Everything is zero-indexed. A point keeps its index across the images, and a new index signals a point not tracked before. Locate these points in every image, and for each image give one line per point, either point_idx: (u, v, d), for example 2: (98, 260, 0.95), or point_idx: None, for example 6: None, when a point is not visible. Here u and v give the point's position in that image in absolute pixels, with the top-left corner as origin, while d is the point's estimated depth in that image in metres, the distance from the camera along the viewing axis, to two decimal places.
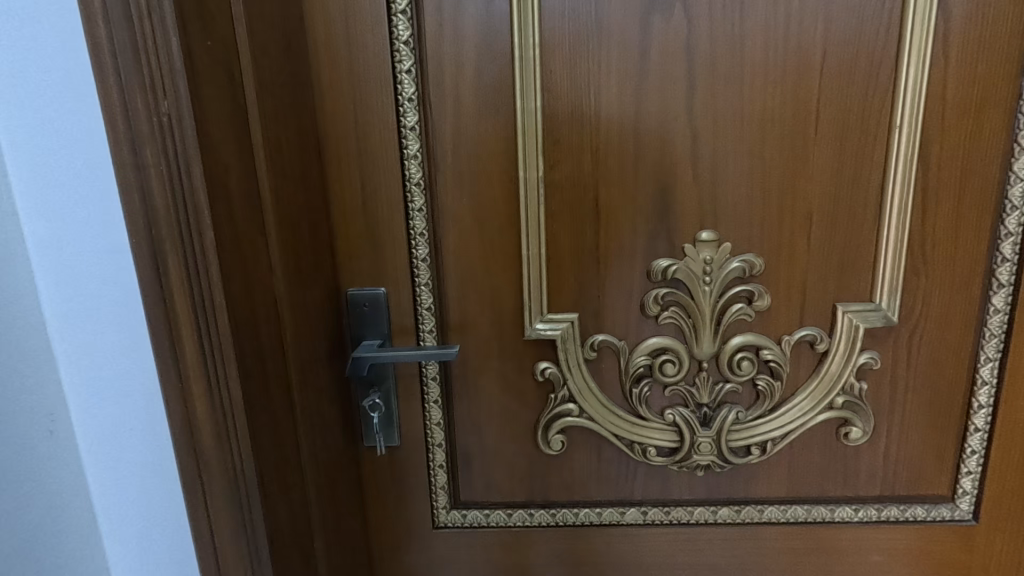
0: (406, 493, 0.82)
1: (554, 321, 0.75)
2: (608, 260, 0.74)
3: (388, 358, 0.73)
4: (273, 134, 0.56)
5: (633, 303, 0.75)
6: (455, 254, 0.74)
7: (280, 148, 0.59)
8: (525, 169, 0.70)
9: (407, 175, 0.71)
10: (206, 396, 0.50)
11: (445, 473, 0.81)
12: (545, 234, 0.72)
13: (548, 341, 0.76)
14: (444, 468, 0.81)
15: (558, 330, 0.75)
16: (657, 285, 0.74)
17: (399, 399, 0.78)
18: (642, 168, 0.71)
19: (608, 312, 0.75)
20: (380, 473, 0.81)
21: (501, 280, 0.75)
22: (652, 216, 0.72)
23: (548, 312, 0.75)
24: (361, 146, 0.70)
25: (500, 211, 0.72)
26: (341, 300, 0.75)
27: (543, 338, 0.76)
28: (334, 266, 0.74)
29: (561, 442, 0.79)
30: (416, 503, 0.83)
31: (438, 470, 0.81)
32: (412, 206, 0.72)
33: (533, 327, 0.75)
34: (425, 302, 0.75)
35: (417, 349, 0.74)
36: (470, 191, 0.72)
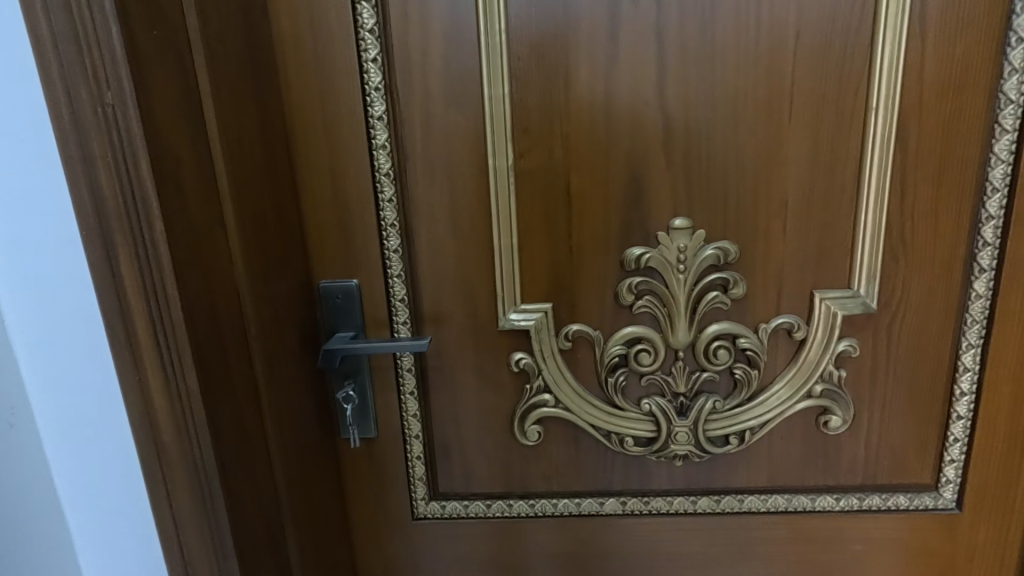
0: (384, 485, 0.82)
1: (527, 311, 0.75)
2: (581, 249, 0.73)
3: (360, 351, 0.73)
4: (232, 126, 0.56)
5: (607, 293, 0.74)
6: (427, 245, 0.74)
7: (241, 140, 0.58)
8: (494, 158, 0.70)
9: (377, 166, 0.70)
10: (164, 388, 0.50)
11: (423, 464, 0.81)
12: (516, 224, 0.72)
13: (523, 332, 0.76)
14: (422, 459, 0.81)
15: (532, 320, 0.75)
16: (631, 274, 0.73)
17: (374, 391, 0.78)
18: (613, 156, 0.70)
19: (582, 302, 0.75)
20: (358, 465, 0.82)
21: (474, 271, 0.74)
22: (625, 204, 0.71)
23: (521, 302, 0.75)
24: (330, 137, 0.70)
25: (471, 201, 0.72)
26: (314, 293, 0.75)
27: (517, 329, 0.75)
28: (305, 259, 0.74)
29: (538, 433, 0.79)
30: (395, 495, 0.83)
31: (416, 462, 0.81)
32: (382, 197, 0.71)
33: (506, 317, 0.75)
34: (398, 294, 0.75)
35: (390, 341, 0.73)
36: (440, 182, 0.71)
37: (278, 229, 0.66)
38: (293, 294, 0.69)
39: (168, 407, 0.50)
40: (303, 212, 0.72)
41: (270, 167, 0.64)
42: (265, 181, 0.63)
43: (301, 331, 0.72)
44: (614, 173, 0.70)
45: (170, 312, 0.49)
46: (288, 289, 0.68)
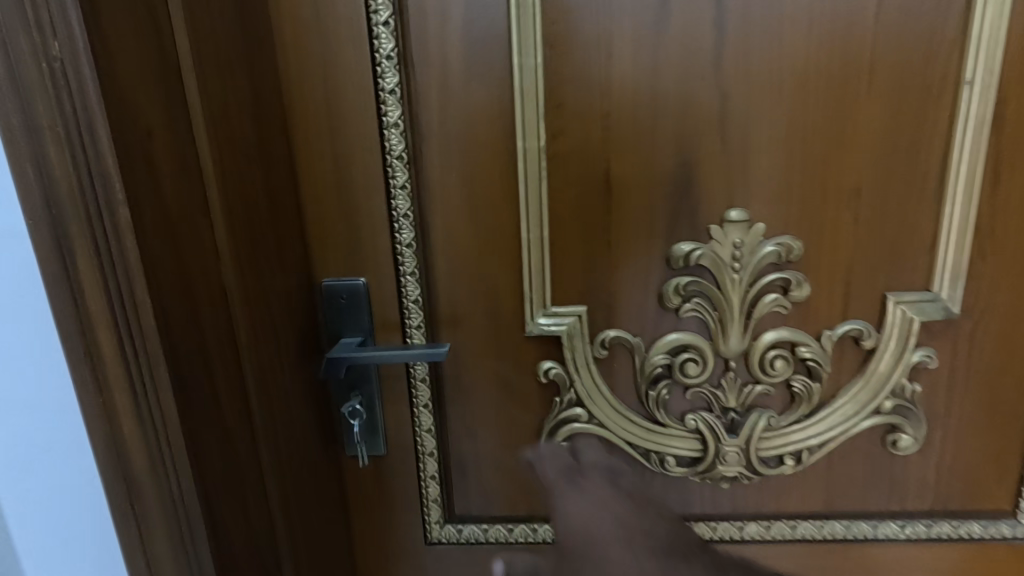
0: (393, 507, 0.74)
1: (558, 315, 0.66)
2: (620, 245, 0.64)
3: (370, 359, 0.64)
4: (217, 96, 0.48)
5: (648, 295, 0.65)
6: (444, 240, 0.65)
7: (226, 113, 0.49)
8: (524, 139, 0.60)
9: (387, 147, 0.61)
10: (133, 412, 0.41)
11: (437, 485, 0.72)
12: (547, 216, 0.63)
13: (552, 338, 0.67)
14: (436, 479, 0.72)
15: (564, 325, 0.66)
16: (677, 273, 0.64)
17: (384, 404, 0.69)
18: (660, 137, 0.61)
19: (620, 304, 0.66)
20: (365, 486, 0.73)
21: (498, 269, 0.65)
22: (672, 193, 0.62)
23: (551, 305, 0.66)
24: (333, 114, 0.61)
25: (495, 188, 0.63)
26: (315, 293, 0.66)
27: (547, 335, 0.66)
28: (305, 255, 0.65)
29: None
30: (406, 518, 0.74)
31: (430, 482, 0.72)
32: (393, 182, 0.62)
33: (535, 322, 0.66)
34: (411, 295, 0.66)
35: (402, 349, 0.65)
36: (460, 166, 0.62)
37: (273, 221, 0.57)
38: (290, 295, 0.60)
39: (138, 435, 0.42)
40: (303, 201, 0.63)
41: (263, 148, 0.55)
42: (257, 164, 0.54)
43: (300, 336, 0.63)
44: (661, 158, 0.61)
45: (140, 320, 0.40)
46: (284, 289, 0.59)
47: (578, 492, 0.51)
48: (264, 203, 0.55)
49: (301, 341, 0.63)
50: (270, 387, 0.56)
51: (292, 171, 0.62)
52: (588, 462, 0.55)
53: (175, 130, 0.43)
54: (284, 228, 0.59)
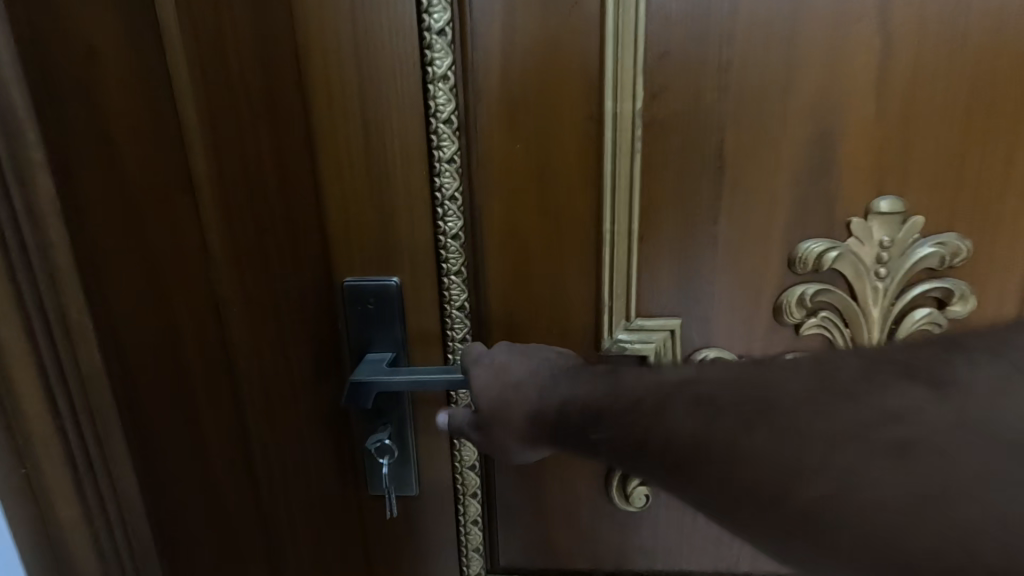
0: (424, 556, 0.60)
1: (644, 329, 0.52)
2: (729, 241, 0.50)
3: (406, 385, 0.49)
4: (206, 25, 0.34)
5: (761, 305, 0.51)
6: (500, 231, 0.50)
7: (220, 49, 0.36)
8: (613, 99, 0.46)
9: (431, 107, 0.47)
10: (71, 485, 0.27)
11: (481, 532, 0.58)
12: (636, 202, 0.48)
13: (634, 358, 0.53)
14: (479, 525, 0.58)
15: (652, 342, 0.52)
16: (800, 279, 0.50)
17: (417, 434, 0.55)
18: (794, 99, 0.46)
19: (722, 317, 0.52)
20: (390, 531, 0.59)
21: (567, 270, 0.51)
22: (806, 174, 0.48)
23: (636, 317, 0.52)
24: (363, 63, 0.46)
25: (570, 165, 0.48)
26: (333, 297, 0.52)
27: (628, 354, 0.52)
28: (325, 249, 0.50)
29: (645, 496, 0.57)
30: (440, 569, 0.61)
31: (471, 528, 0.58)
32: (438, 155, 0.48)
33: (614, 337, 0.52)
34: (455, 300, 0.51)
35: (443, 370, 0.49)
36: (527, 136, 0.48)
37: (280, 203, 0.43)
38: (303, 302, 0.47)
39: (81, 525, 0.27)
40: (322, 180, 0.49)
41: (270, 105, 0.41)
42: (260, 127, 0.40)
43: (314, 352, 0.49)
44: (795, 127, 0.46)
45: (76, 349, 0.26)
46: (294, 296, 0.45)
47: (474, 356, 0.45)
48: (268, 179, 0.41)
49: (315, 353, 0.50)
50: (272, 423, 0.43)
51: (308, 138, 0.47)
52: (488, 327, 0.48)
53: (139, 67, 0.30)
54: (295, 212, 0.45)
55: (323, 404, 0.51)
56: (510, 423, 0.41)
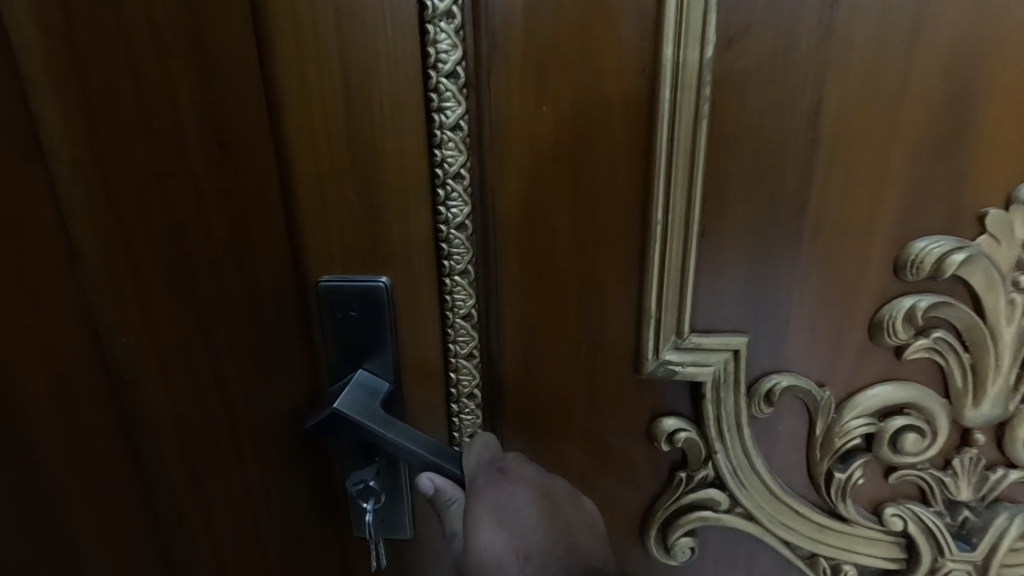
0: None
1: (700, 350, 0.40)
2: (817, 237, 0.38)
3: (396, 446, 0.39)
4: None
5: (853, 319, 0.40)
6: (518, 221, 0.39)
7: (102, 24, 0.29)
8: (675, 44, 0.34)
9: (432, 56, 0.36)
10: None
11: None
12: (699, 185, 0.37)
13: (685, 383, 0.42)
14: None
15: (710, 365, 0.40)
16: (908, 288, 0.39)
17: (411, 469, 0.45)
18: (924, 47, 0.34)
19: (800, 334, 0.41)
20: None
21: (603, 272, 0.40)
22: (928, 150, 0.36)
23: (691, 333, 0.40)
24: None
25: (613, 137, 0.37)
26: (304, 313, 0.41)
27: (678, 379, 0.41)
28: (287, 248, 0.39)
29: (690, 549, 0.46)
30: None
31: None
32: (440, 120, 0.37)
33: (661, 358, 0.41)
34: (461, 306, 0.41)
35: (407, 435, 0.40)
36: (557, 97, 0.36)
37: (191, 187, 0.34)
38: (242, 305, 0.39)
39: None
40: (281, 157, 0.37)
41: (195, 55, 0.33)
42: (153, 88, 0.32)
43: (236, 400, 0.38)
44: (921, 85, 0.35)
45: None
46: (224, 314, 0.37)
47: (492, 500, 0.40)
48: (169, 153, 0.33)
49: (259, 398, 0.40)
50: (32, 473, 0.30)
51: (272, 96, 0.36)
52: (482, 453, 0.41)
53: None
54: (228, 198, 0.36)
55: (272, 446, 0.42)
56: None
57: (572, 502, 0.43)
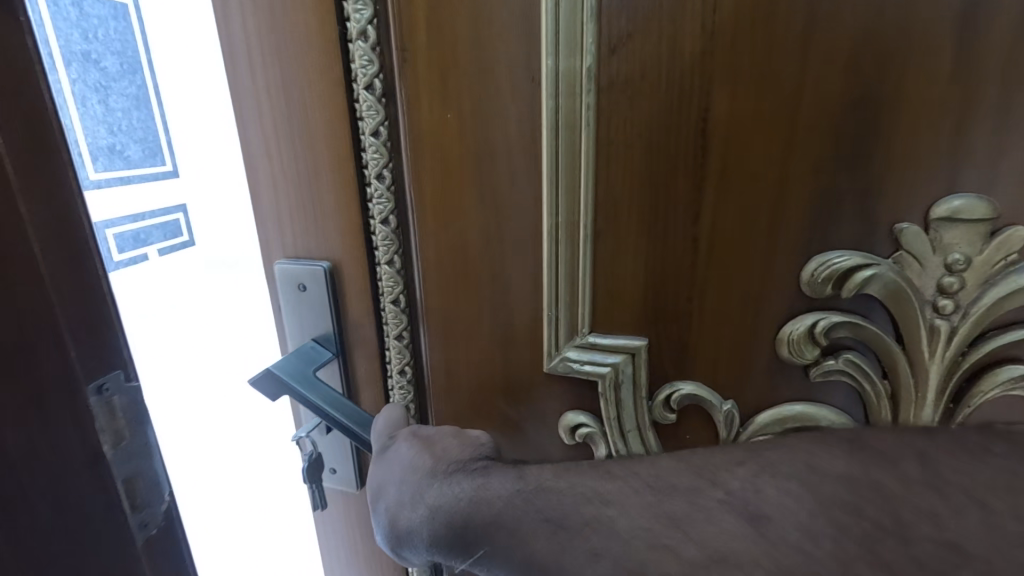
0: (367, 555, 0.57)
1: (598, 350, 0.41)
2: (714, 252, 0.37)
3: (320, 405, 0.45)
4: None
5: (756, 336, 0.38)
6: (433, 219, 0.43)
7: None
8: (556, 54, 0.35)
9: (352, 70, 0.40)
10: None
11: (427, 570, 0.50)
12: (586, 194, 0.38)
13: (586, 381, 0.43)
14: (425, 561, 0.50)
15: (606, 365, 0.41)
16: (815, 306, 0.36)
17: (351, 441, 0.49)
18: (819, 50, 0.32)
19: (704, 344, 0.40)
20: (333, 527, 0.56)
21: (508, 268, 0.42)
22: (832, 160, 0.33)
23: (589, 334, 0.41)
24: (281, 21, 0.40)
25: (510, 142, 0.39)
26: (98, 393, 0.30)
27: (578, 376, 0.42)
28: (87, 240, 0.29)
29: None
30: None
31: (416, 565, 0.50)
32: (362, 126, 0.41)
33: (561, 354, 0.42)
34: (389, 291, 0.46)
35: (331, 397, 0.45)
36: (460, 106, 0.39)
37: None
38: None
39: None
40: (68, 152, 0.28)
41: None
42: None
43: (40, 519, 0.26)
44: (820, 91, 0.32)
45: None
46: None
47: (379, 467, 0.37)
48: None
49: (73, 519, 0.28)
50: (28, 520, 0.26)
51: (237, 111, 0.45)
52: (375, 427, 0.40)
53: None
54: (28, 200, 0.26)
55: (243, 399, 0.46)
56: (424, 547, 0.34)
57: (454, 435, 0.38)
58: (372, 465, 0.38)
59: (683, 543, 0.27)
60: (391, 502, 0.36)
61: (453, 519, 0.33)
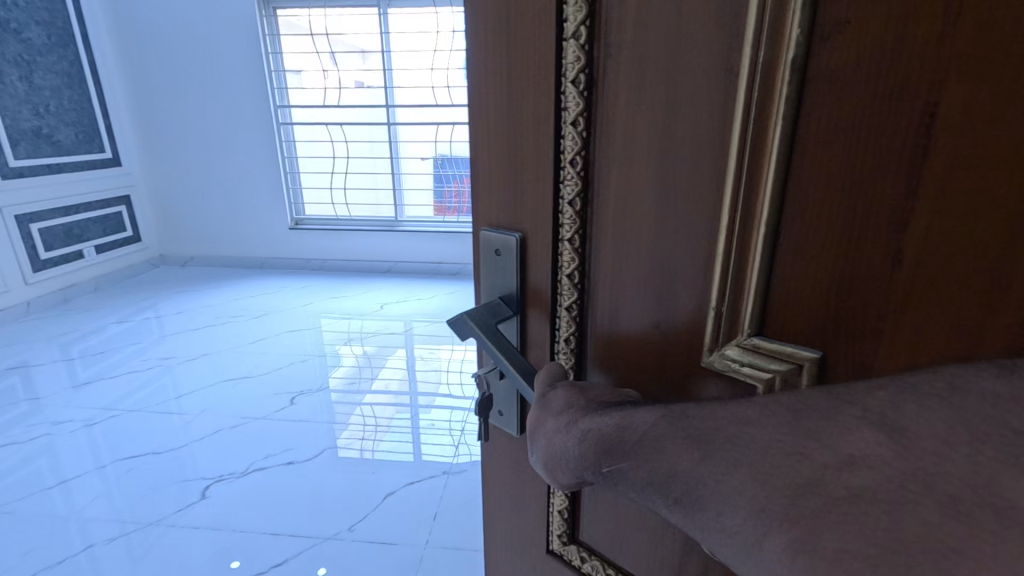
0: (508, 510, 0.62)
1: (761, 351, 0.41)
2: (920, 266, 0.33)
3: (500, 351, 0.53)
4: None
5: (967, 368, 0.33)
6: (615, 206, 0.48)
7: None
8: (756, 44, 0.36)
9: (563, 67, 0.47)
10: None
11: (565, 502, 0.55)
12: (772, 193, 0.37)
13: (743, 383, 0.43)
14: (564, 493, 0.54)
15: (767, 371, 0.40)
16: None
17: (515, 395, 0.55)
18: None
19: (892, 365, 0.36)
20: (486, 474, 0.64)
21: (679, 256, 0.44)
22: None
23: (754, 336, 0.41)
24: (513, 30, 0.49)
25: (698, 130, 0.41)
26: None
27: (734, 377, 0.43)
28: None
29: None
30: (518, 530, 0.62)
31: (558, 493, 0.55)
32: (564, 116, 0.48)
33: (720, 351, 0.43)
34: (567, 265, 0.52)
35: (507, 348, 0.53)
36: (654, 98, 0.42)
37: None
38: None
39: None
40: None
41: None
42: None
43: None
44: None
45: None
46: None
47: (540, 407, 0.44)
48: None
49: None
50: None
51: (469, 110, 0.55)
52: (545, 373, 0.47)
53: None
54: None
55: (450, 327, 0.56)
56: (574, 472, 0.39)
57: (609, 389, 0.42)
58: (535, 403, 0.45)
59: (817, 448, 0.27)
60: (548, 433, 0.42)
61: (602, 450, 0.36)
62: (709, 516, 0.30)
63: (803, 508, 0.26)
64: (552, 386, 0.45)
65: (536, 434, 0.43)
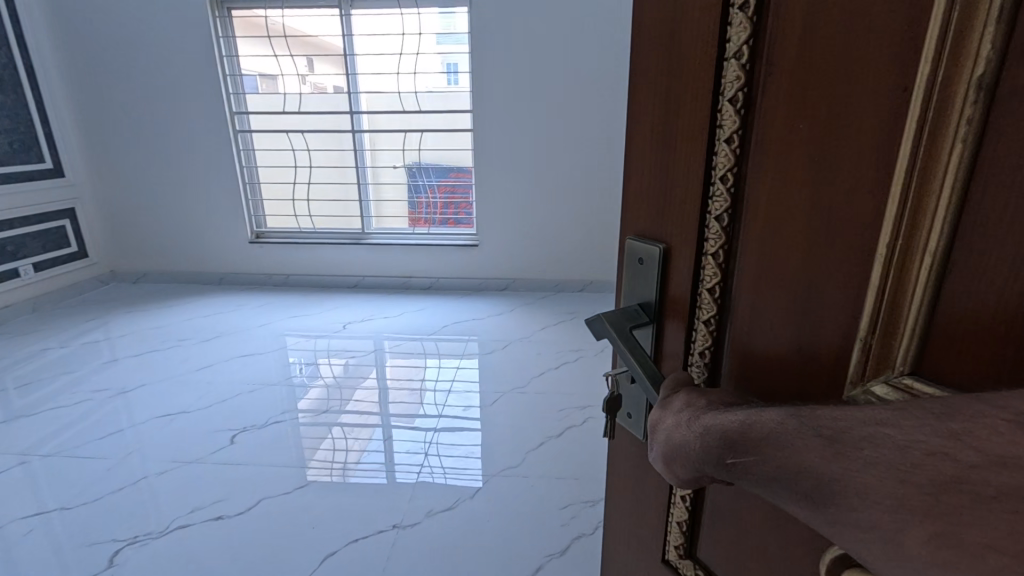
0: (630, 509, 0.65)
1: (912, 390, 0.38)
2: None
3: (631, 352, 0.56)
4: None
5: None
6: (762, 225, 0.49)
7: None
8: (941, 61, 0.34)
9: (721, 89, 0.49)
10: None
11: (684, 513, 0.56)
12: (942, 218, 0.35)
13: None
14: (684, 501, 0.55)
15: None
16: None
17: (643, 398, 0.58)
18: None
19: None
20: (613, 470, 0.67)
21: (829, 279, 0.43)
22: None
23: (907, 374, 0.39)
24: (675, 55, 0.52)
25: (862, 151, 0.40)
26: None
27: None
28: None
29: None
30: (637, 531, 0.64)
31: (678, 501, 0.56)
32: (719, 135, 0.50)
33: (866, 387, 0.41)
34: (707, 279, 0.54)
35: (638, 352, 0.56)
36: (815, 116, 0.43)
37: None
38: None
39: None
40: None
41: None
42: None
43: None
44: None
45: None
46: None
47: (659, 408, 0.48)
48: None
49: None
50: None
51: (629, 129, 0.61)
52: (670, 378, 0.50)
53: None
54: None
55: (587, 325, 0.60)
56: (691, 469, 0.43)
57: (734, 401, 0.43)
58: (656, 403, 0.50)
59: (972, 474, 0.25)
60: (668, 426, 0.46)
61: (723, 455, 0.38)
62: (840, 506, 0.30)
63: (945, 504, 0.26)
64: (675, 393, 0.48)
65: (655, 429, 0.48)
